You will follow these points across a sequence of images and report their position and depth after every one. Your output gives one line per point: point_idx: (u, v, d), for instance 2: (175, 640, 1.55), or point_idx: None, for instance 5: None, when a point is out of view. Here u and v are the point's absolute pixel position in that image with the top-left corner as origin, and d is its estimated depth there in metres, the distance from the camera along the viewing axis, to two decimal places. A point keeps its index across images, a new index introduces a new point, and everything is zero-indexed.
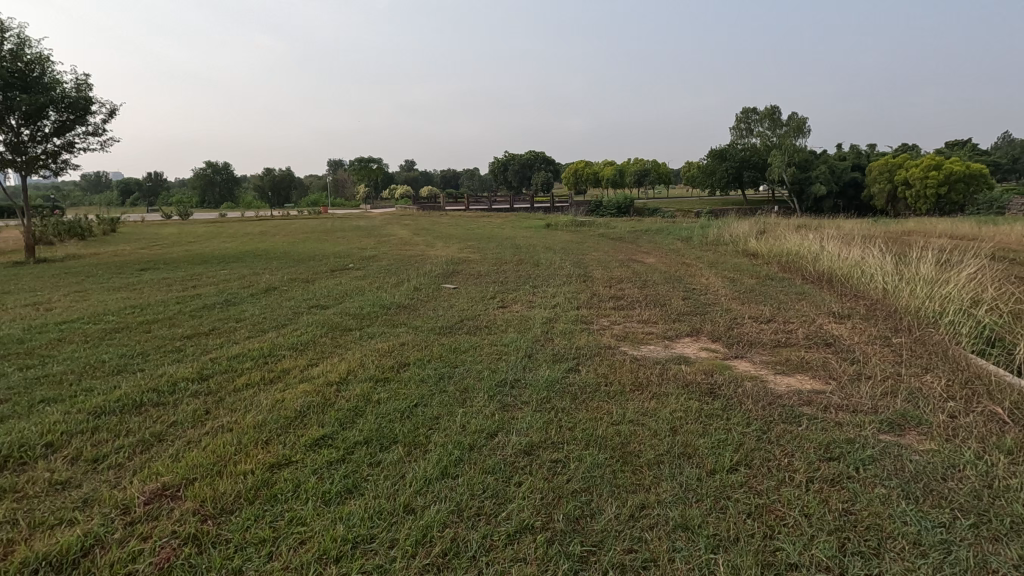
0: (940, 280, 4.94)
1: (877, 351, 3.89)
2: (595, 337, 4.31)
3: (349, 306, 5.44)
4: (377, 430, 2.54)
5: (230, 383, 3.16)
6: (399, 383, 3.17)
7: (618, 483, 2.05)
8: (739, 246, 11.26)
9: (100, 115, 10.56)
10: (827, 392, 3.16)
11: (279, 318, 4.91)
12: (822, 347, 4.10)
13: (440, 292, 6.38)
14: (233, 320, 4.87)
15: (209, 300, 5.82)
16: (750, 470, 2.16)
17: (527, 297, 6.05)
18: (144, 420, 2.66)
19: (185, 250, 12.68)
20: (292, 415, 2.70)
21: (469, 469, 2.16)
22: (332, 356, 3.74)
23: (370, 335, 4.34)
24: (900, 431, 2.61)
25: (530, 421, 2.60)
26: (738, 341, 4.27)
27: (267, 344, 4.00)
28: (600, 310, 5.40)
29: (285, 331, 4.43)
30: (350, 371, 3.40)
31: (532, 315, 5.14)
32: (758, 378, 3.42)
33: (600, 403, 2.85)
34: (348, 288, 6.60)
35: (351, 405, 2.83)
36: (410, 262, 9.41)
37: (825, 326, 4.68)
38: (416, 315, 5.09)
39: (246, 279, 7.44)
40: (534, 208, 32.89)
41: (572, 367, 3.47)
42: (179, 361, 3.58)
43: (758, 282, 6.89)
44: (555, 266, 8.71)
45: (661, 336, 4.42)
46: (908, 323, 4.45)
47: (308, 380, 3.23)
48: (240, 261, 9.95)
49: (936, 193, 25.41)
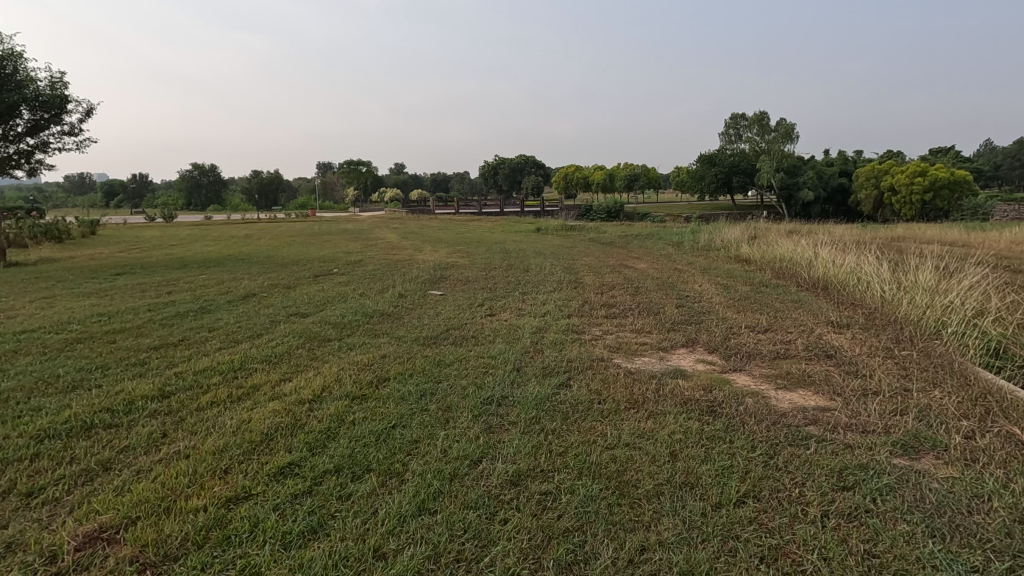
0: (941, 289, 4.80)
1: (881, 364, 3.73)
2: (586, 348, 4.11)
3: (330, 315, 5.20)
4: (349, 456, 2.31)
5: (194, 401, 2.92)
6: (377, 401, 2.94)
7: (614, 521, 1.85)
8: (731, 251, 11.15)
9: (76, 114, 10.25)
10: (832, 410, 2.99)
11: (255, 327, 4.65)
12: (823, 359, 3.94)
13: (426, 299, 6.15)
14: (205, 329, 4.61)
15: (182, 308, 5.54)
16: (759, 503, 1.96)
17: (516, 305, 5.85)
18: (92, 445, 2.41)
19: (165, 253, 12.35)
20: (257, 439, 2.46)
21: (449, 504, 1.94)
22: (307, 370, 3.50)
23: (350, 347, 4.10)
24: (915, 454, 2.44)
25: (518, 446, 2.39)
26: (736, 353, 4.09)
27: (238, 356, 3.74)
28: (591, 318, 5.22)
29: (259, 342, 4.17)
30: (326, 387, 3.16)
31: (521, 324, 4.93)
32: (759, 394, 3.24)
33: (593, 424, 2.65)
34: (331, 294, 6.35)
35: (323, 427, 2.59)
36: (395, 267, 9.16)
37: (825, 336, 4.52)
38: (400, 324, 4.86)
39: (224, 284, 7.17)
40: (524, 211, 32.70)
41: (563, 382, 3.27)
42: (141, 376, 3.32)
43: (753, 289, 6.74)
44: (545, 271, 8.52)
45: (656, 347, 4.23)
46: (910, 333, 4.31)
47: (279, 397, 2.99)
48: (220, 265, 9.66)
49: (922, 200, 25.56)
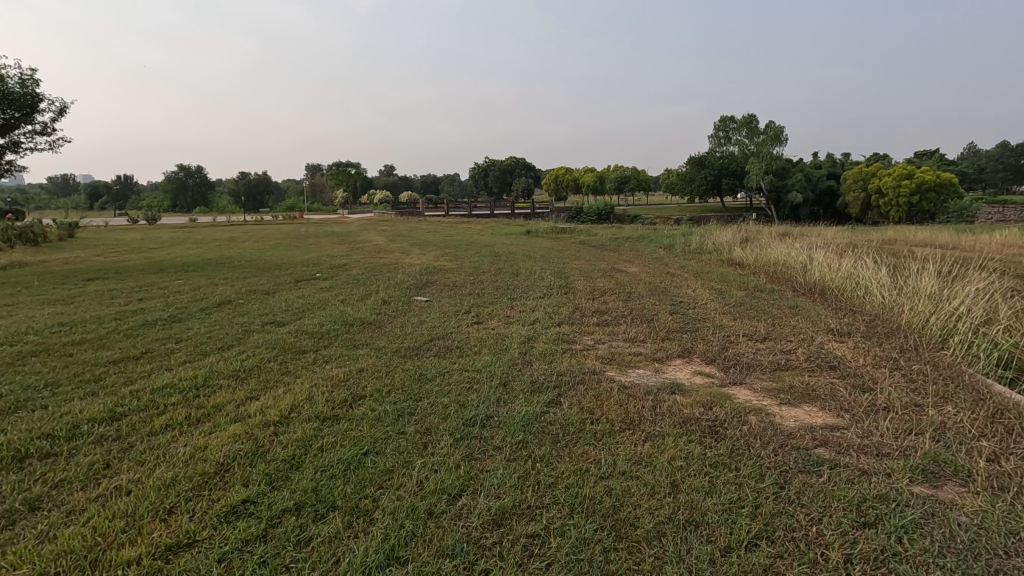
0: (945, 295, 4.63)
1: (888, 377, 3.53)
2: (578, 360, 3.87)
3: (308, 324, 4.93)
4: (313, 490, 2.06)
5: (146, 425, 2.65)
6: (349, 423, 2.69)
7: (611, 571, 1.62)
8: (723, 254, 11.00)
9: (49, 112, 9.90)
10: (842, 430, 2.77)
11: (226, 338, 4.38)
12: (826, 371, 3.74)
13: (411, 306, 5.88)
14: (172, 340, 4.32)
15: (151, 316, 5.24)
16: (774, 547, 1.74)
17: (505, 312, 5.62)
18: (23, 478, 2.13)
19: (144, 256, 11.99)
20: (211, 470, 2.20)
21: (422, 552, 1.70)
22: (278, 386, 3.23)
23: (326, 360, 3.83)
24: (937, 481, 2.24)
25: (502, 477, 2.15)
26: (734, 364, 3.88)
27: (203, 371, 3.47)
28: (583, 326, 4.98)
29: (229, 355, 3.89)
30: (295, 407, 2.90)
31: (509, 333, 4.68)
32: (762, 411, 3.02)
33: (585, 449, 2.42)
34: (310, 301, 6.07)
35: (287, 455, 2.33)
36: (380, 272, 8.86)
37: (826, 345, 4.33)
38: (381, 333, 4.61)
39: (199, 290, 6.88)
40: (514, 214, 32.49)
41: (553, 399, 3.03)
42: (93, 395, 3.04)
43: (748, 294, 6.55)
44: (535, 276, 8.27)
45: (651, 358, 4.02)
46: (915, 343, 4.13)
47: (242, 419, 2.73)
48: (199, 269, 9.33)
49: (908, 203, 25.60)
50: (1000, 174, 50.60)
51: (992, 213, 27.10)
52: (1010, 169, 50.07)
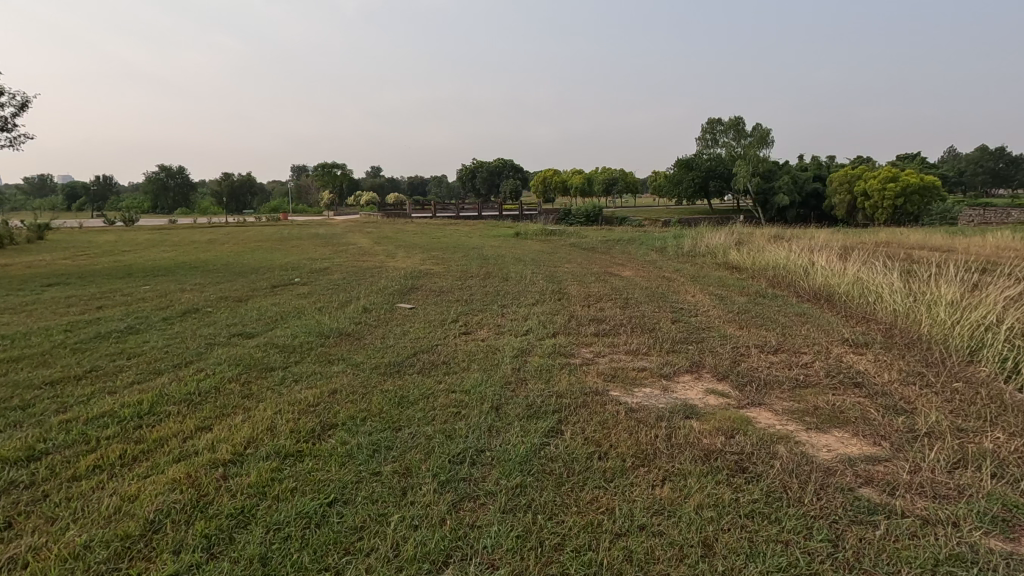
0: (968, 305, 4.33)
1: (921, 396, 3.18)
2: (578, 378, 3.48)
3: (279, 336, 4.48)
4: (261, 559, 1.65)
5: (68, 467, 2.21)
6: (315, 462, 2.28)
7: None
8: (717, 257, 10.75)
9: (10, 107, 9.30)
10: (886, 463, 2.42)
11: (185, 353, 3.93)
12: (851, 389, 3.40)
13: (394, 315, 5.45)
14: (124, 356, 3.87)
15: (106, 327, 4.77)
16: None
17: (495, 320, 5.24)
18: None
19: (115, 259, 11.45)
20: (137, 531, 1.78)
21: None
22: (235, 413, 2.80)
23: (295, 379, 3.41)
24: (1014, 532, 1.89)
25: (496, 537, 1.77)
26: (749, 381, 3.52)
27: (151, 395, 3.02)
28: (580, 337, 4.60)
29: (184, 374, 3.45)
30: (253, 441, 2.47)
31: (500, 345, 4.28)
32: (791, 440, 2.65)
33: (594, 496, 2.04)
34: (285, 309, 5.63)
35: (234, 508, 1.91)
36: (363, 276, 8.40)
37: (844, 357, 4.00)
38: (360, 347, 4.20)
39: (164, 297, 6.41)
40: (503, 215, 32.09)
41: (553, 428, 2.64)
42: (14, 428, 2.59)
43: (750, 300, 6.23)
44: (526, 281, 7.89)
45: (658, 374, 3.65)
46: (942, 357, 3.81)
47: (187, 457, 2.30)
48: (170, 274, 8.82)
49: (892, 205, 25.70)
50: (980, 177, 51.44)
51: (974, 215, 27.43)
52: (989, 172, 50.85)
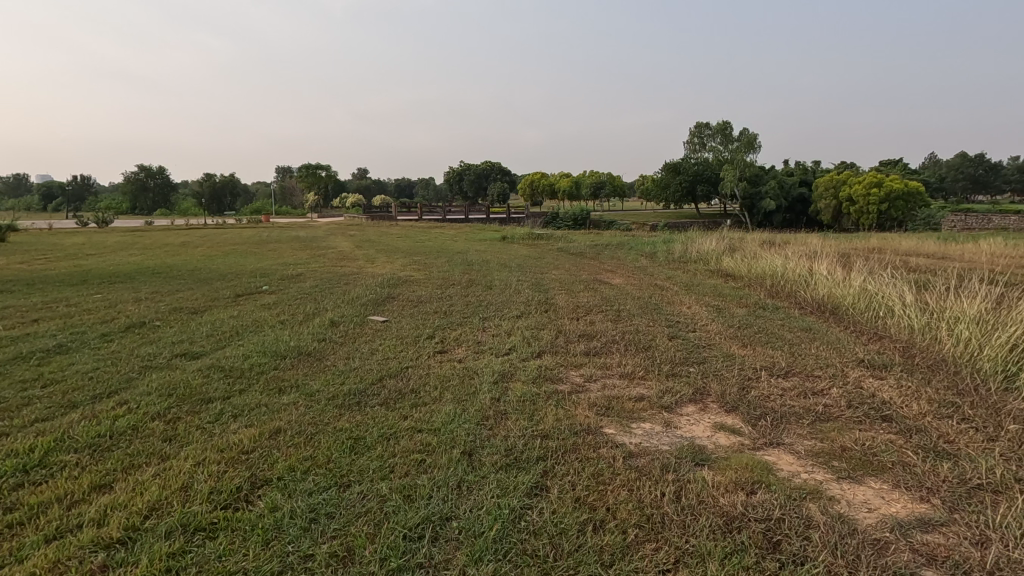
0: (994, 327, 3.93)
1: (962, 433, 2.76)
2: (566, 412, 2.98)
3: (228, 356, 3.95)
4: None
5: None
6: (230, 542, 1.76)
7: None
8: (710, 263, 10.36)
9: None
10: (946, 530, 1.97)
11: (112, 380, 3.37)
12: (879, 423, 2.96)
13: (363, 330, 4.93)
14: (38, 384, 3.31)
15: (31, 346, 4.18)
16: None
17: (474, 336, 4.75)
18: None
19: (76, 263, 10.77)
20: None
21: None
22: (147, 466, 2.28)
23: (234, 415, 2.87)
24: None
25: None
26: (761, 414, 3.06)
27: (49, 440, 2.47)
28: (568, 357, 4.11)
29: (101, 408, 2.91)
30: (159, 506, 1.96)
31: (478, 368, 3.77)
32: (823, 496, 2.18)
33: None
34: (243, 323, 5.09)
35: None
36: (336, 284, 7.86)
37: (863, 381, 3.57)
38: (318, 370, 3.68)
39: (111, 308, 5.83)
40: (489, 219, 31.56)
41: (538, 484, 2.16)
42: None
43: (750, 313, 5.81)
44: (510, 289, 7.42)
45: (658, 404, 3.17)
46: (974, 383, 3.39)
47: (63, 537, 1.78)
48: (128, 280, 8.19)
49: (878, 211, 25.64)
50: (960, 183, 52.03)
51: (957, 221, 27.53)
52: (969, 179, 51.48)
